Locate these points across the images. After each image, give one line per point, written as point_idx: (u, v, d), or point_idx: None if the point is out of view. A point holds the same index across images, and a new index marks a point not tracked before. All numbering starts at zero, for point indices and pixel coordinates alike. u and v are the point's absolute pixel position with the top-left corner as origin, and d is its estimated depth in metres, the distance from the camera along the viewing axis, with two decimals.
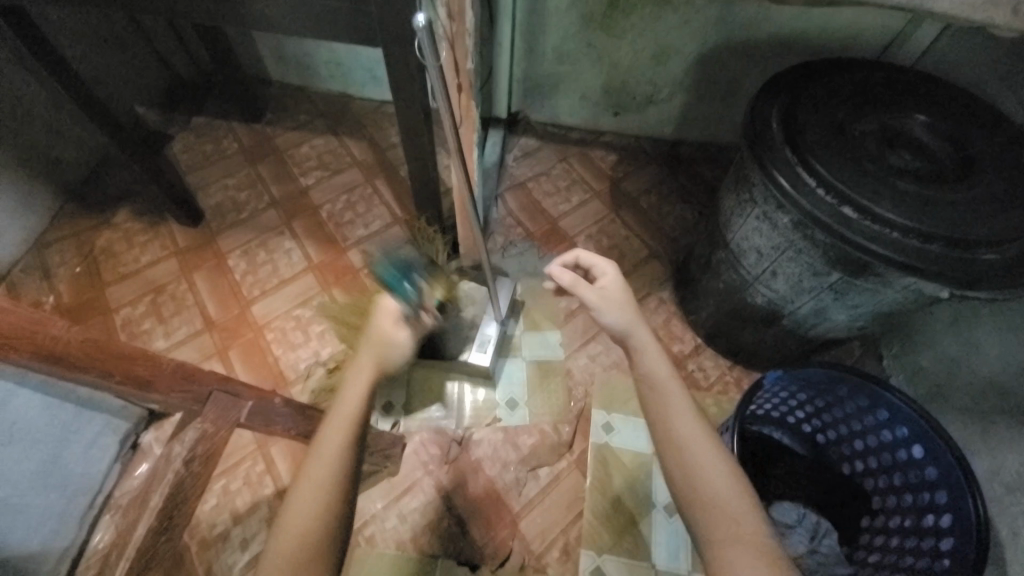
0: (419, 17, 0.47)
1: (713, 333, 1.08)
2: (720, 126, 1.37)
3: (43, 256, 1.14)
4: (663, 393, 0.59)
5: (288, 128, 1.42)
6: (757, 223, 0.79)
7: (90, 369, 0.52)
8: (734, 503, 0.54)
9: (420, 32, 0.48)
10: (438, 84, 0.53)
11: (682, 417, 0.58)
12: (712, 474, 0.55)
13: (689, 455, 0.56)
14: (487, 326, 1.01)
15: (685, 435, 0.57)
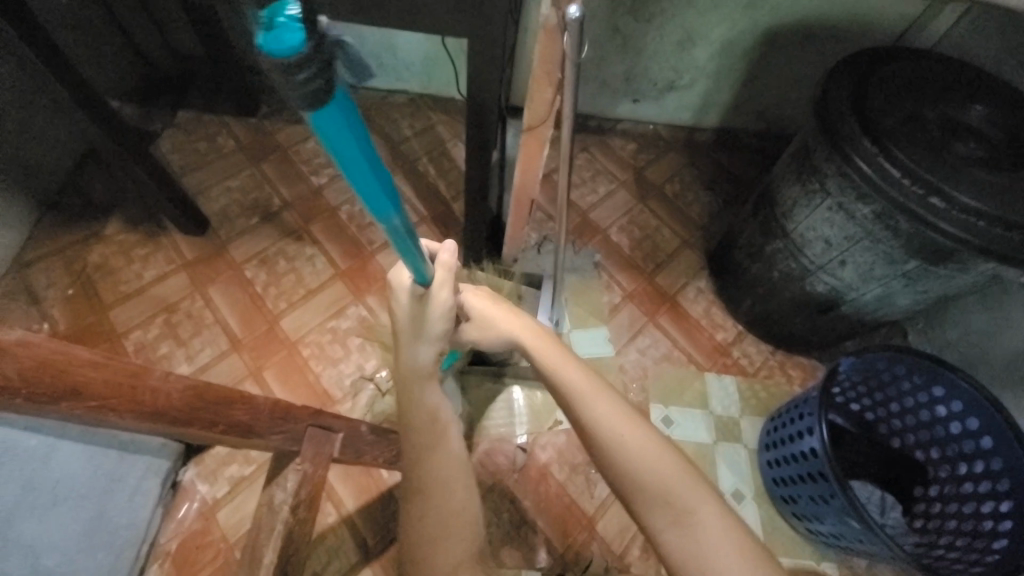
0: (572, 10, 0.49)
1: (757, 321, 1.10)
2: (738, 111, 1.38)
3: (25, 278, 0.99)
4: (574, 380, 0.57)
5: (289, 122, 1.31)
6: (827, 212, 0.80)
7: (192, 420, 0.45)
8: (663, 478, 0.52)
9: (571, 24, 0.50)
10: (572, 77, 0.55)
11: (590, 401, 0.56)
12: (635, 455, 0.53)
13: (614, 445, 0.53)
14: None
15: (596, 417, 0.55)
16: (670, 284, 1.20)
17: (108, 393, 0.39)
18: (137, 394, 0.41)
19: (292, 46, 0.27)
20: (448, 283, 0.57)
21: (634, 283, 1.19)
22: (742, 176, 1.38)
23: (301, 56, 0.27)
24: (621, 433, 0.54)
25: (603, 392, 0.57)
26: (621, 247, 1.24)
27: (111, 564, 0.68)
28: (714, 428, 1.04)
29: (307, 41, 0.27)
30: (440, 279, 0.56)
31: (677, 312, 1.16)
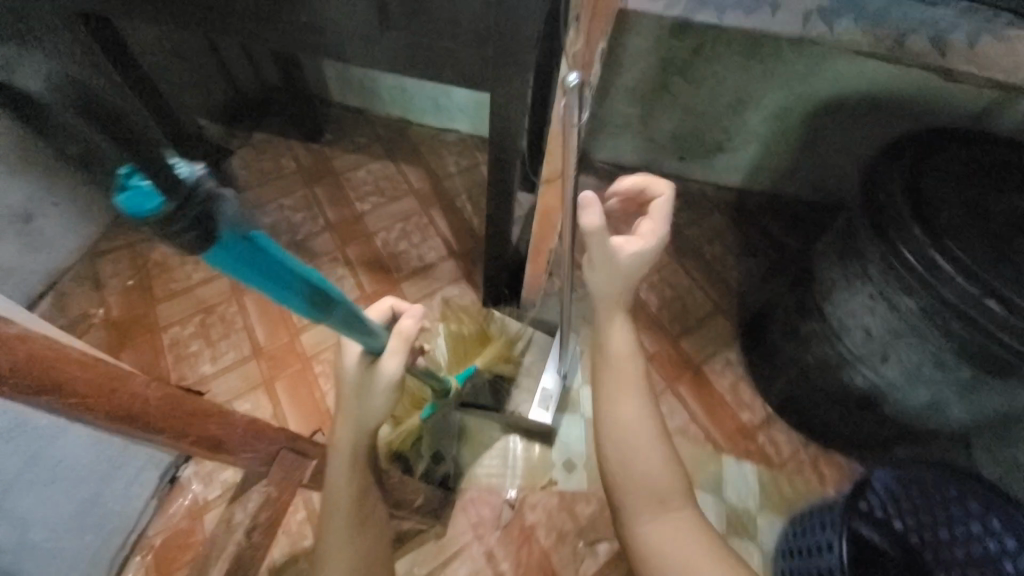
0: (571, 78, 0.47)
1: (788, 406, 1.00)
2: (791, 179, 1.31)
3: (95, 266, 1.12)
4: (622, 364, 0.63)
5: (346, 151, 1.40)
6: (869, 301, 0.73)
7: (166, 428, 0.47)
8: (664, 486, 0.60)
9: (569, 91, 0.47)
10: (571, 140, 0.53)
11: (633, 404, 0.62)
12: (650, 457, 0.61)
13: (630, 431, 0.61)
14: (548, 381, 0.94)
15: (634, 416, 0.62)
16: (696, 352, 1.13)
17: (92, 394, 0.42)
18: (119, 398, 0.43)
19: (146, 209, 0.30)
20: (395, 350, 0.57)
21: (656, 345, 1.13)
22: (791, 246, 1.30)
23: (155, 218, 0.30)
24: (648, 438, 0.61)
25: (647, 401, 0.63)
26: (648, 305, 1.19)
27: (95, 549, 0.71)
28: (724, 519, 0.94)
29: (164, 203, 0.30)
30: (393, 347, 0.57)
31: (700, 382, 1.09)
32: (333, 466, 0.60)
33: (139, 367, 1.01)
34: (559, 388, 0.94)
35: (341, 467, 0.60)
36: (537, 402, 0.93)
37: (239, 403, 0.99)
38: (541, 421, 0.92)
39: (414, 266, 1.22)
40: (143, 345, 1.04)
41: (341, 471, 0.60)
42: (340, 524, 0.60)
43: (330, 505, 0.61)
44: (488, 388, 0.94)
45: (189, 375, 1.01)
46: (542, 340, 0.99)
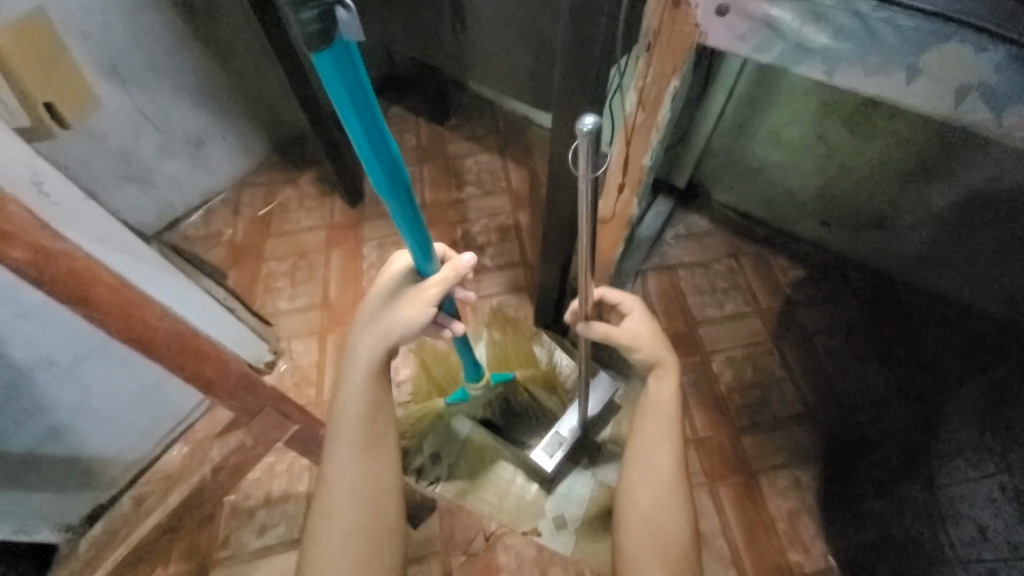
0: (587, 120, 0.36)
1: (856, 570, 0.78)
2: (972, 285, 0.99)
3: (237, 194, 1.33)
4: (660, 415, 0.63)
5: (463, 138, 1.44)
6: (996, 494, 0.53)
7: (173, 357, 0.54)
8: (677, 546, 0.59)
9: (580, 137, 0.37)
10: (583, 197, 0.42)
11: (665, 456, 0.62)
12: (668, 512, 0.60)
13: (653, 480, 0.61)
14: (565, 425, 0.84)
15: (660, 467, 0.62)
16: (758, 455, 0.94)
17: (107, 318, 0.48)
18: (136, 326, 0.50)
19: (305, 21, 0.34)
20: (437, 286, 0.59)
21: (711, 430, 0.97)
22: None
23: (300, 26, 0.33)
24: (671, 495, 0.61)
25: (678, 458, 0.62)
26: (718, 380, 1.02)
27: (146, 425, 0.86)
28: None
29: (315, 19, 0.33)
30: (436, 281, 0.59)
31: (748, 493, 0.90)
32: (349, 384, 0.62)
33: (239, 287, 1.18)
34: (575, 437, 0.83)
35: (356, 387, 0.61)
36: (544, 444, 0.83)
37: (295, 343, 1.10)
38: (543, 466, 0.83)
39: (483, 264, 1.22)
40: (248, 270, 1.21)
41: (355, 390, 0.61)
42: (347, 442, 0.61)
43: (340, 422, 0.62)
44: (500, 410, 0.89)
45: (269, 306, 1.16)
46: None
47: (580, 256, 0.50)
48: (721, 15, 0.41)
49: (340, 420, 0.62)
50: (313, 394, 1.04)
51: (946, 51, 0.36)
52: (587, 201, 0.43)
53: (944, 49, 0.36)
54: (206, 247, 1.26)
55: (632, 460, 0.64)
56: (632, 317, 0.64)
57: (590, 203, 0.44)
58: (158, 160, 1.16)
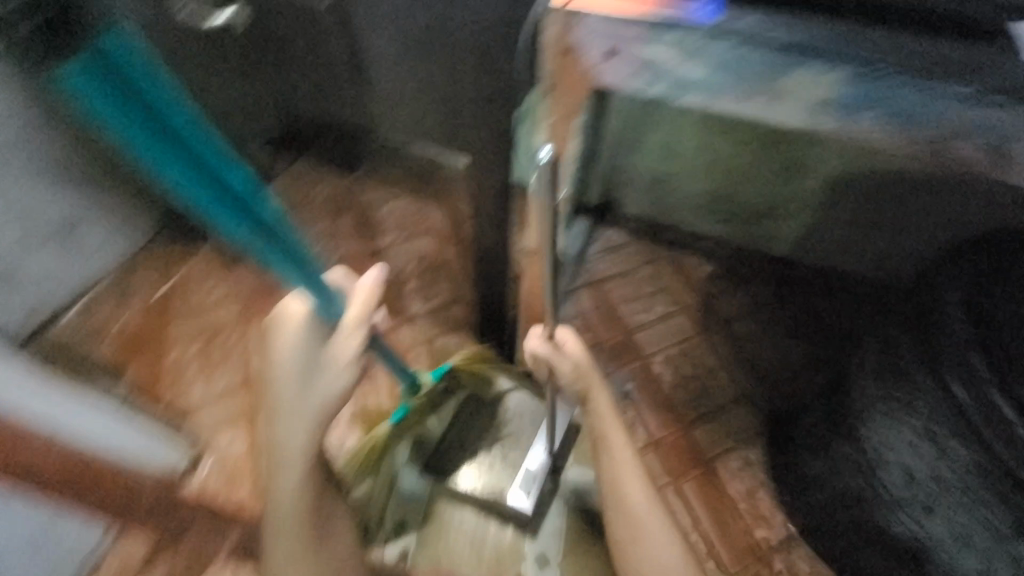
0: (543, 152, 0.42)
1: (812, 531, 0.84)
2: (847, 256, 1.15)
3: (125, 278, 1.18)
4: (611, 437, 0.66)
5: (376, 185, 1.42)
6: (911, 435, 0.60)
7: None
8: (662, 545, 0.66)
9: (539, 166, 0.42)
10: (545, 221, 0.47)
11: (630, 475, 0.66)
12: (648, 520, 0.66)
13: (625, 499, 0.66)
14: (532, 461, 0.84)
15: (627, 485, 0.66)
16: (710, 444, 0.99)
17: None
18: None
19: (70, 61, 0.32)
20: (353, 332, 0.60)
21: (664, 430, 1.01)
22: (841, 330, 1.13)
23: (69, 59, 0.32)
24: (645, 504, 0.67)
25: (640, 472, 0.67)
26: (661, 381, 1.08)
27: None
28: None
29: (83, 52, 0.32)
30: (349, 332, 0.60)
31: (709, 482, 0.95)
32: (285, 471, 0.60)
33: (140, 385, 1.04)
34: (544, 470, 0.84)
35: (292, 471, 0.60)
36: (518, 487, 0.83)
37: (219, 433, 0.98)
38: (522, 509, 0.83)
39: (418, 309, 1.19)
40: (150, 363, 1.07)
41: (293, 475, 0.60)
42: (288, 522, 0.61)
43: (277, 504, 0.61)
44: (462, 462, 0.85)
45: (181, 398, 1.03)
46: (533, 407, 0.87)
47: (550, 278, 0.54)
48: (611, 57, 0.54)
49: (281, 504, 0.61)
50: (248, 487, 0.93)
51: (798, 74, 0.55)
52: (547, 223, 0.48)
53: (796, 73, 0.55)
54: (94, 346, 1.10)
55: (605, 488, 0.67)
56: (565, 347, 0.65)
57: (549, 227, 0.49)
58: (20, 257, 0.99)
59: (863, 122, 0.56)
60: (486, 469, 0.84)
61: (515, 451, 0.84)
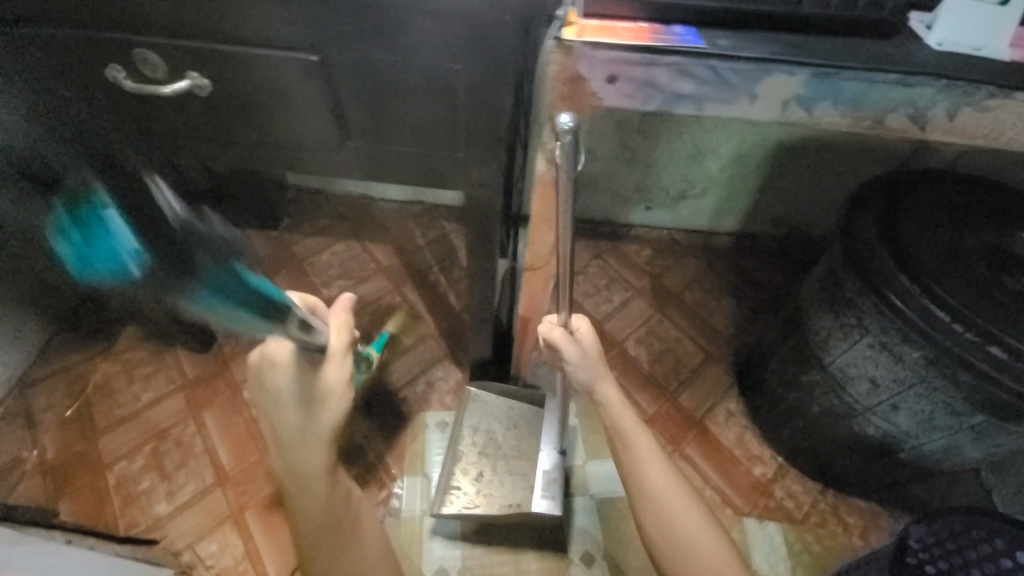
0: (563, 119, 0.41)
1: (799, 455, 0.97)
2: (756, 218, 1.33)
3: (24, 400, 0.98)
4: (626, 431, 0.66)
5: (307, 235, 1.32)
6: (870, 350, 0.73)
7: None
8: (697, 533, 0.63)
9: (563, 134, 0.41)
10: (565, 192, 0.46)
11: (651, 465, 0.66)
12: (674, 506, 0.64)
13: (647, 492, 0.65)
14: (545, 464, 0.88)
15: (647, 476, 0.65)
16: (696, 406, 1.09)
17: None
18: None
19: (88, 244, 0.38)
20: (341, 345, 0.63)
21: (655, 405, 1.09)
22: (768, 282, 1.31)
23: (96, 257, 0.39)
24: (669, 491, 0.65)
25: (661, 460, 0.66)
26: (639, 361, 1.16)
27: None
28: None
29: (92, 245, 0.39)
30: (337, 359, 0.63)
31: (705, 440, 1.04)
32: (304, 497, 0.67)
33: (82, 518, 0.87)
34: (559, 468, 0.88)
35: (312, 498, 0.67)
36: (540, 492, 0.85)
37: (203, 545, 0.85)
38: (550, 512, 0.85)
39: (390, 352, 1.14)
40: (87, 490, 0.90)
41: (314, 497, 0.67)
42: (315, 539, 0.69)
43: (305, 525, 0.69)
44: (468, 486, 0.86)
45: (141, 519, 0.87)
46: (529, 415, 0.92)
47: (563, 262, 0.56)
48: (612, 83, 0.44)
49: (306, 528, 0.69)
50: None
51: (770, 81, 0.42)
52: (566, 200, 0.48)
53: (768, 79, 0.42)
54: (2, 491, 0.89)
55: (629, 481, 0.66)
56: (581, 337, 0.64)
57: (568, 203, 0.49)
58: None
59: (821, 117, 0.45)
60: (492, 485, 0.87)
61: (521, 460, 0.88)
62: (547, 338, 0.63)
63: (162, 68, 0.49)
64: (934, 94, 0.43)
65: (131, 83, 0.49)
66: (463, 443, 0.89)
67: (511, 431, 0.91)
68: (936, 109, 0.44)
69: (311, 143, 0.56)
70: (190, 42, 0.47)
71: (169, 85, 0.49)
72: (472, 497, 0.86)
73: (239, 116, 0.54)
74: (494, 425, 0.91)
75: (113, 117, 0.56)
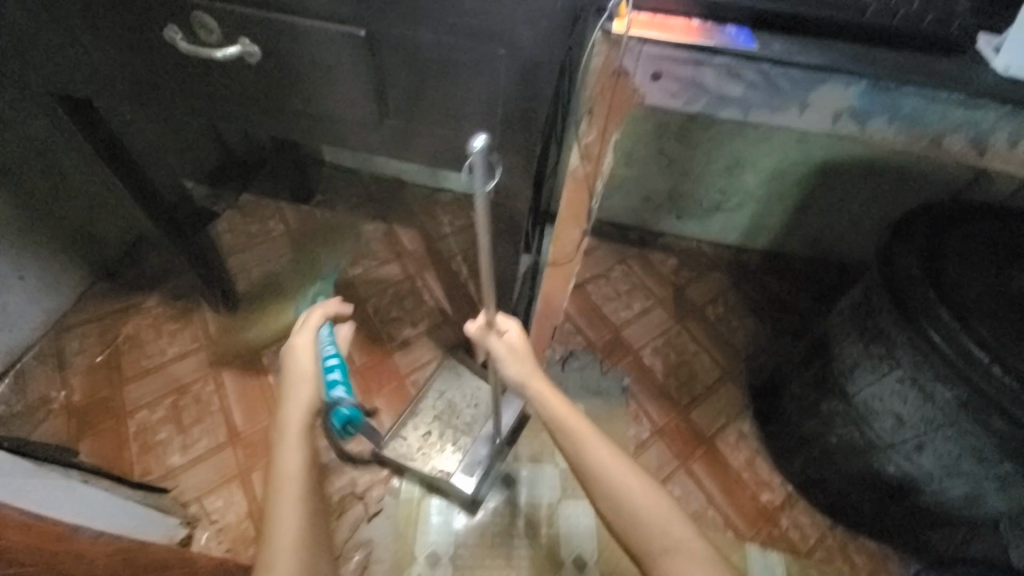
0: (477, 142, 0.40)
1: (810, 486, 0.94)
2: (791, 238, 1.29)
3: (60, 343, 1.03)
4: (563, 417, 0.61)
5: (337, 212, 1.34)
6: (898, 385, 0.70)
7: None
8: (660, 513, 0.54)
9: (474, 156, 0.40)
10: (480, 209, 0.46)
11: (597, 446, 0.58)
12: (632, 486, 0.55)
13: (599, 475, 0.56)
14: (478, 446, 0.91)
15: (592, 457, 0.57)
16: (708, 423, 1.07)
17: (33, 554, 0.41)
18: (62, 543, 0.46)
19: None
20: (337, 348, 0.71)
21: (665, 417, 1.07)
22: (796, 306, 1.26)
23: None
24: (622, 471, 0.56)
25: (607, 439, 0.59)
26: (653, 372, 1.14)
27: None
28: None
29: None
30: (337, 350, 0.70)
31: (713, 458, 1.02)
32: (283, 497, 0.48)
33: (100, 460, 0.91)
34: (489, 455, 0.90)
35: (293, 499, 0.48)
36: (462, 466, 0.89)
37: (209, 500, 0.88)
38: (464, 488, 0.88)
39: (406, 335, 1.16)
40: (108, 434, 0.94)
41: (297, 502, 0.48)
42: (292, 566, 0.45)
43: (273, 549, 0.46)
44: (413, 438, 0.92)
45: (155, 468, 0.91)
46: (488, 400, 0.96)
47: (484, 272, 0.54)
48: (656, 80, 0.44)
49: (274, 545, 0.46)
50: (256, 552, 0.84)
51: (823, 92, 0.42)
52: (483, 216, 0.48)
53: (822, 90, 0.42)
54: (30, 426, 0.93)
55: (576, 471, 0.58)
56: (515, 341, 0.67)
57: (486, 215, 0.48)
58: None
59: (874, 134, 0.45)
60: (435, 446, 0.92)
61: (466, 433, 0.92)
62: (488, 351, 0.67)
63: (218, 32, 0.50)
64: (996, 119, 0.42)
65: (188, 45, 0.50)
66: (425, 403, 0.96)
67: (472, 407, 0.96)
68: (997, 135, 0.43)
69: (349, 118, 0.56)
70: (245, 9, 0.48)
71: (221, 49, 0.50)
72: (411, 448, 0.92)
73: (285, 86, 0.54)
74: (457, 397, 0.96)
75: (162, 76, 0.58)
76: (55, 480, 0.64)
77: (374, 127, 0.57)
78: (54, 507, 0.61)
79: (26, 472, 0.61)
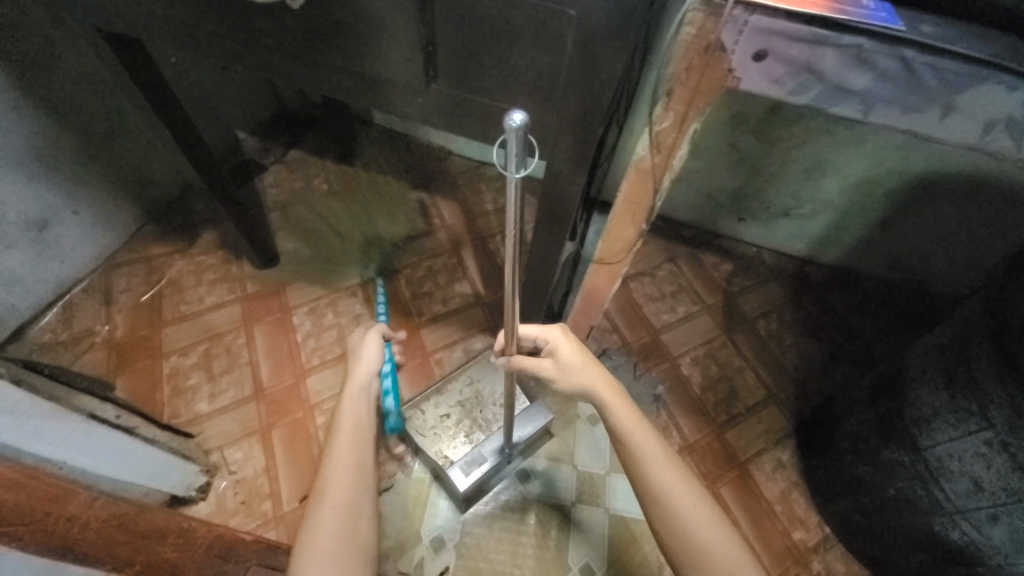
0: (515, 115, 0.31)
1: (850, 533, 0.86)
2: (868, 254, 1.15)
3: (107, 279, 1.07)
4: (632, 435, 0.59)
5: (380, 177, 1.30)
6: (982, 447, 0.61)
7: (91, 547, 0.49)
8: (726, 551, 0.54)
9: (509, 134, 0.32)
10: (510, 195, 0.39)
11: (664, 472, 0.57)
12: (704, 521, 0.55)
13: (661, 497, 0.57)
14: (488, 444, 0.86)
15: (666, 492, 0.56)
16: (743, 446, 0.99)
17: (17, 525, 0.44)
18: (49, 505, 0.48)
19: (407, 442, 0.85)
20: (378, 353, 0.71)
21: (697, 433, 1.00)
22: (863, 331, 1.14)
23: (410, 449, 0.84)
24: (689, 508, 0.56)
25: (675, 463, 0.59)
26: (690, 383, 1.06)
27: None
28: None
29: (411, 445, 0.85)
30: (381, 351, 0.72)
31: (745, 485, 0.95)
32: (337, 446, 0.58)
33: (134, 397, 0.95)
34: (495, 458, 0.86)
35: (344, 457, 0.57)
36: (461, 461, 0.85)
37: (230, 450, 0.91)
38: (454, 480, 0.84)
39: (436, 311, 1.12)
40: (144, 373, 0.98)
41: (347, 457, 0.57)
42: (338, 511, 0.53)
43: (325, 492, 0.54)
44: (432, 417, 0.89)
45: (183, 412, 0.94)
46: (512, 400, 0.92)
47: (511, 272, 0.49)
48: (758, 60, 0.36)
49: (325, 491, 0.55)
50: (268, 508, 0.86)
51: (979, 93, 0.34)
52: (516, 205, 0.41)
53: (978, 90, 0.34)
54: (74, 355, 0.98)
55: (645, 495, 0.58)
56: (560, 356, 0.63)
57: (516, 204, 0.41)
58: None
59: None
60: (450, 433, 0.88)
61: (483, 421, 0.89)
62: (520, 367, 0.63)
63: None
64: None
65: None
66: (451, 387, 0.92)
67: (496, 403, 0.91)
68: None
69: (394, 78, 0.51)
70: None
71: None
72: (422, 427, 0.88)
73: (331, 42, 0.50)
74: (486, 390, 0.92)
75: (206, 16, 0.55)
76: (74, 425, 0.64)
77: (418, 91, 0.52)
78: (57, 456, 0.61)
79: (47, 413, 0.60)
